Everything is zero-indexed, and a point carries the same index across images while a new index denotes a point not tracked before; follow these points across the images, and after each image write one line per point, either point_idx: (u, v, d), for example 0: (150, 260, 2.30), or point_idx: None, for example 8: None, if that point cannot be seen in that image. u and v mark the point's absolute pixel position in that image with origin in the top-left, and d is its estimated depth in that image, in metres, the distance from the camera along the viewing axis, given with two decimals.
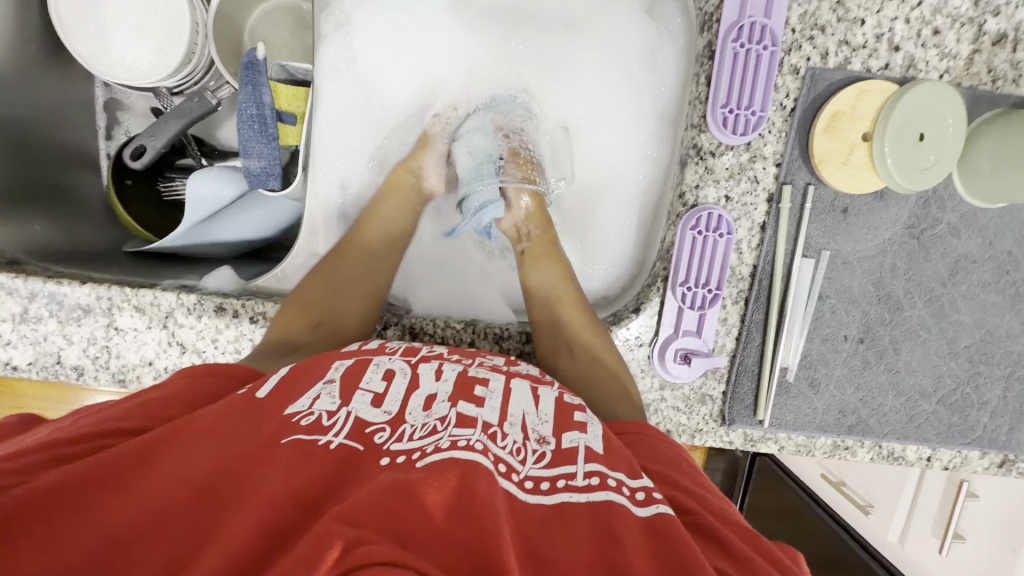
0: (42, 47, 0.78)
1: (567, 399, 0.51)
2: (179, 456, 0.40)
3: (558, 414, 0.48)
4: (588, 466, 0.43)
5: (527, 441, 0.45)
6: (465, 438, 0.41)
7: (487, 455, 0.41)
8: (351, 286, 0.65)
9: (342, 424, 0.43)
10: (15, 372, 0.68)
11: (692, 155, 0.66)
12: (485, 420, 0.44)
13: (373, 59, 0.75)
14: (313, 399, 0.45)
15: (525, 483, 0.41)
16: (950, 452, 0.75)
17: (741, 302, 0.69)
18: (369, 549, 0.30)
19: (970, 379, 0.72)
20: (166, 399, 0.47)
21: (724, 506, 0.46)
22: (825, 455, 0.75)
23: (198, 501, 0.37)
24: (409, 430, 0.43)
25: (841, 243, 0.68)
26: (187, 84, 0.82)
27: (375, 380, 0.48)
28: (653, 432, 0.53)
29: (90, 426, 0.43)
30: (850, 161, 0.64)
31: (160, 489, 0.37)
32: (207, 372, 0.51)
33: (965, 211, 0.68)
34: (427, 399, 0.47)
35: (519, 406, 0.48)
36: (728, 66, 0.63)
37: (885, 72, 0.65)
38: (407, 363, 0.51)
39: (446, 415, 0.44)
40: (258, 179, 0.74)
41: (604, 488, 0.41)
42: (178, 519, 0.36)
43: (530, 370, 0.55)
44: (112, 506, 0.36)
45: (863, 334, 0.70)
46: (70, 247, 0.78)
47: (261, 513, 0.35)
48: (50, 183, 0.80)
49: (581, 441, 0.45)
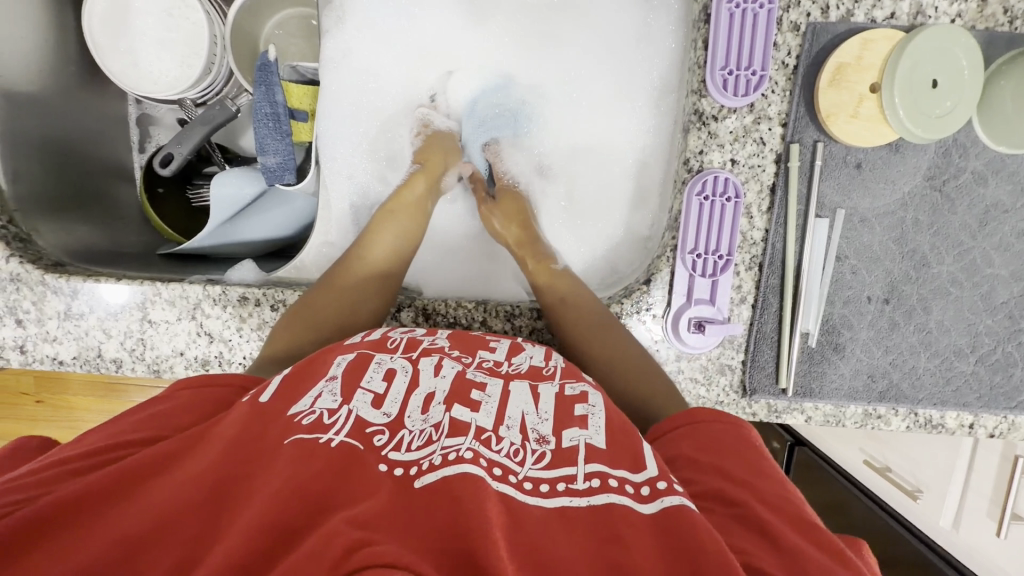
0: (79, 68, 0.85)
1: (568, 390, 0.48)
2: (187, 462, 0.40)
3: (559, 410, 0.46)
4: (589, 466, 0.41)
5: (525, 442, 0.43)
6: (455, 450, 0.40)
7: (477, 462, 0.40)
8: (359, 304, 0.64)
9: (343, 423, 0.43)
10: (61, 367, 0.73)
11: (695, 121, 0.66)
12: (478, 426, 0.43)
13: (377, 55, 0.78)
14: (314, 398, 0.45)
15: (524, 484, 0.40)
16: (994, 418, 0.70)
17: (755, 268, 0.68)
18: (377, 550, 0.31)
19: (1011, 337, 0.68)
20: (172, 412, 0.46)
21: (785, 496, 0.42)
22: (856, 425, 0.71)
23: (204, 503, 0.37)
24: (407, 437, 0.42)
25: (858, 200, 0.66)
26: (208, 96, 0.88)
27: (376, 380, 0.47)
28: (708, 417, 0.48)
29: (96, 441, 0.42)
30: (859, 113, 0.63)
31: (168, 493, 0.37)
32: (212, 385, 0.50)
33: (990, 158, 0.65)
34: (426, 399, 0.46)
35: (518, 407, 0.46)
36: (724, 28, 0.62)
37: (891, 21, 0.63)
38: (409, 360, 0.51)
39: (440, 421, 0.43)
40: (275, 175, 0.78)
41: (607, 490, 0.39)
42: (189, 521, 0.36)
43: (532, 363, 0.53)
44: (122, 514, 0.36)
45: (888, 294, 0.67)
46: (111, 249, 0.84)
47: (265, 512, 0.35)
48: (92, 193, 0.86)
49: (582, 439, 0.43)
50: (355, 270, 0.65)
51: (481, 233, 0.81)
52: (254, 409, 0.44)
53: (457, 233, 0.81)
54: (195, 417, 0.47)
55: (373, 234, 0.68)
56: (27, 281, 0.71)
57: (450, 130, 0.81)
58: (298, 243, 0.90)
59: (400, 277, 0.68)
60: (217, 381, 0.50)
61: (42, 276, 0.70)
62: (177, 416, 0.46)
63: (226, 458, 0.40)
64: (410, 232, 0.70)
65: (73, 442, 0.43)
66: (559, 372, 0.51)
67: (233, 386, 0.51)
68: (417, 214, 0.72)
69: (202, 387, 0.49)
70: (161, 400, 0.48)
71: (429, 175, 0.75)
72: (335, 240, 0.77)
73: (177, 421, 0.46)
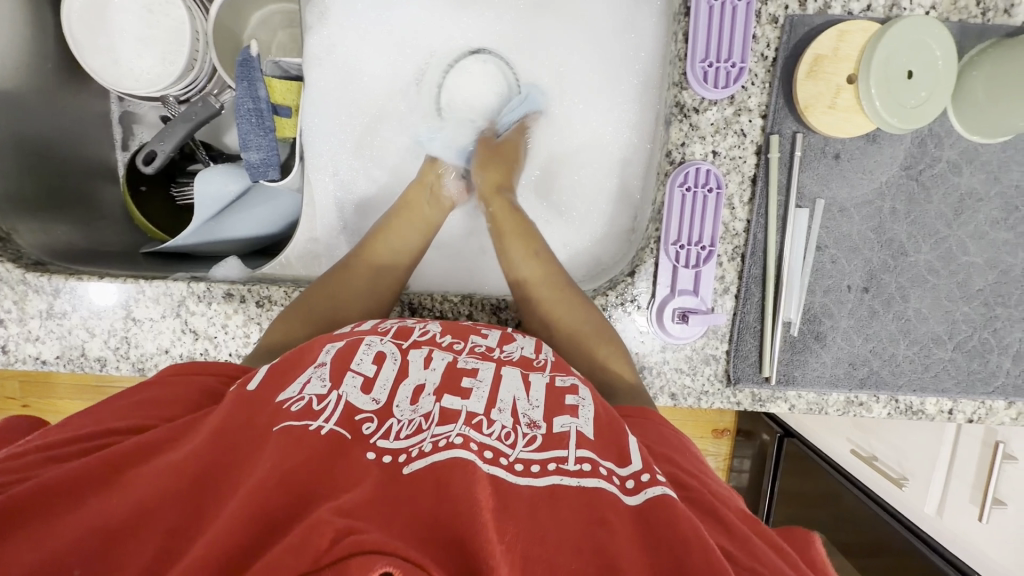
0: (58, 65, 0.84)
1: (558, 381, 0.49)
2: (175, 451, 0.40)
3: (548, 399, 0.46)
4: (579, 451, 0.41)
5: (517, 425, 0.43)
6: (445, 437, 0.41)
7: (468, 447, 0.40)
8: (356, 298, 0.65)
9: (333, 410, 0.43)
10: (44, 366, 0.72)
11: (676, 113, 0.67)
12: (469, 412, 0.43)
13: (359, 48, 0.78)
14: (302, 384, 0.45)
15: (514, 466, 0.40)
16: (973, 403, 0.71)
17: (738, 258, 0.69)
18: (360, 538, 0.31)
19: (987, 324, 0.69)
20: (164, 402, 0.46)
21: (732, 495, 0.44)
22: (838, 412, 0.72)
23: (188, 491, 0.37)
24: (396, 426, 0.42)
25: (836, 189, 0.67)
26: (192, 92, 0.87)
27: (365, 363, 0.47)
28: (657, 418, 0.51)
29: (87, 428, 0.42)
30: (836, 104, 0.63)
31: (152, 482, 0.37)
32: (201, 373, 0.50)
33: (965, 147, 0.66)
34: (415, 390, 0.46)
35: (510, 391, 0.46)
36: (703, 21, 0.63)
37: (867, 13, 0.64)
38: (397, 347, 0.50)
39: (431, 411, 0.43)
40: (259, 171, 0.78)
41: (595, 475, 0.40)
42: (172, 508, 0.36)
43: (523, 353, 0.53)
44: (101, 503, 0.36)
45: (868, 283, 0.68)
46: (92, 247, 0.83)
47: (245, 504, 0.35)
48: (72, 192, 0.85)
49: (572, 426, 0.43)
50: (353, 270, 0.67)
51: (468, 228, 0.81)
52: (244, 398, 0.44)
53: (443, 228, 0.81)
54: (185, 408, 0.46)
55: (373, 239, 0.70)
56: (8, 281, 0.70)
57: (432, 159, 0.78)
58: (285, 240, 0.90)
59: (400, 280, 0.69)
60: (212, 368, 0.51)
61: (23, 275, 0.70)
62: (169, 407, 0.46)
63: (211, 446, 0.40)
64: (408, 238, 0.71)
65: (63, 426, 0.43)
66: (548, 365, 0.52)
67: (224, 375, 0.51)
68: (418, 222, 0.73)
69: (190, 374, 0.50)
70: (153, 387, 0.48)
71: (422, 182, 0.76)
72: (320, 236, 0.77)
73: (164, 412, 0.45)
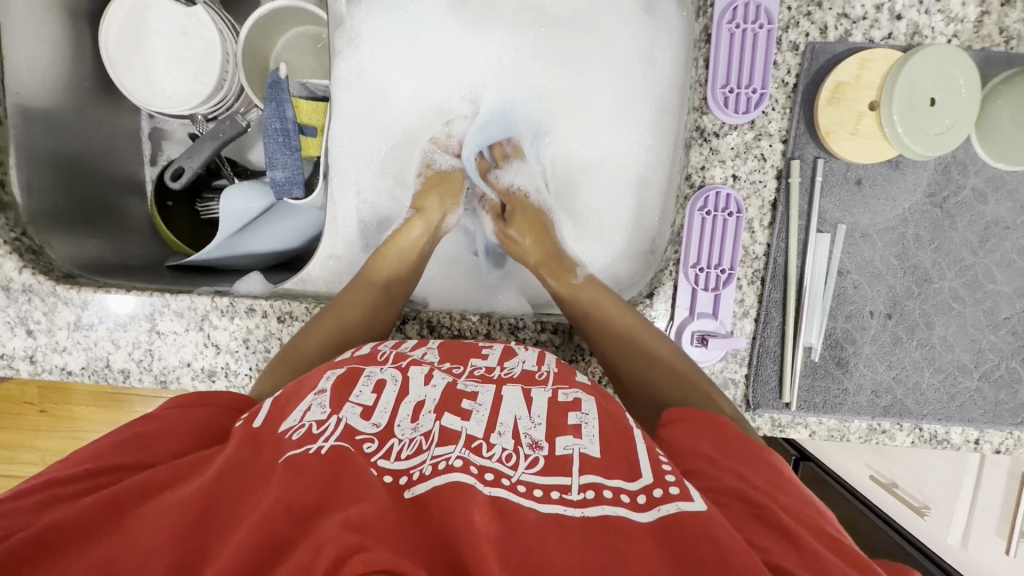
0: (93, 85, 0.87)
1: (561, 397, 0.49)
2: (183, 487, 0.40)
3: (551, 417, 0.46)
4: (583, 478, 0.41)
5: (518, 447, 0.43)
6: (445, 459, 0.41)
7: (468, 470, 0.40)
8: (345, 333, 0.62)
9: (332, 431, 0.43)
10: (69, 377, 0.74)
11: (696, 137, 0.67)
12: (469, 434, 0.43)
13: (385, 70, 0.80)
14: (303, 412, 0.45)
15: (517, 487, 0.40)
16: (1000, 433, 0.70)
17: (758, 282, 0.68)
18: (367, 557, 0.32)
19: (1014, 353, 0.68)
20: (166, 434, 0.46)
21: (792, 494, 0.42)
22: (860, 440, 0.71)
23: (196, 526, 0.37)
24: (396, 446, 0.43)
25: (858, 215, 0.66)
26: (219, 110, 0.90)
27: (365, 393, 0.47)
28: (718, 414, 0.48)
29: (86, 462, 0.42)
30: (858, 131, 0.64)
31: (161, 517, 0.37)
32: (198, 405, 0.50)
33: (989, 175, 0.66)
34: (415, 408, 0.46)
35: (511, 412, 0.46)
36: (724, 48, 0.64)
37: (888, 41, 0.64)
38: (398, 369, 0.51)
39: (431, 430, 0.44)
40: (283, 189, 0.79)
41: (601, 502, 0.39)
42: (181, 545, 0.36)
43: (524, 368, 0.53)
44: (106, 542, 0.36)
45: (891, 309, 0.67)
46: (120, 261, 0.86)
47: (254, 533, 0.35)
48: (102, 206, 0.88)
49: (575, 449, 0.43)
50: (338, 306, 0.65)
51: (485, 248, 0.82)
52: (250, 436, 0.44)
53: (462, 247, 0.82)
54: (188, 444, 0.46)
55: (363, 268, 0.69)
56: (38, 293, 0.72)
57: (453, 168, 0.80)
58: (305, 255, 0.91)
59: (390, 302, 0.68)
60: (209, 399, 0.51)
61: (54, 287, 0.72)
62: (172, 440, 0.46)
63: (218, 481, 0.40)
64: (396, 263, 0.70)
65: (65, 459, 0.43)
66: (551, 377, 0.52)
67: (221, 408, 0.51)
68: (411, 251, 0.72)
69: (186, 406, 0.49)
70: (150, 417, 0.48)
71: (425, 219, 0.75)
72: (341, 253, 0.78)
73: (167, 447, 0.45)
